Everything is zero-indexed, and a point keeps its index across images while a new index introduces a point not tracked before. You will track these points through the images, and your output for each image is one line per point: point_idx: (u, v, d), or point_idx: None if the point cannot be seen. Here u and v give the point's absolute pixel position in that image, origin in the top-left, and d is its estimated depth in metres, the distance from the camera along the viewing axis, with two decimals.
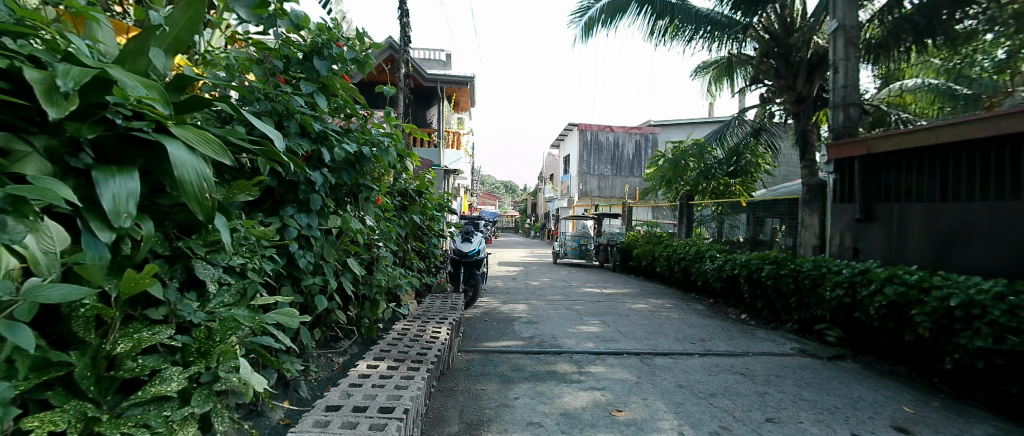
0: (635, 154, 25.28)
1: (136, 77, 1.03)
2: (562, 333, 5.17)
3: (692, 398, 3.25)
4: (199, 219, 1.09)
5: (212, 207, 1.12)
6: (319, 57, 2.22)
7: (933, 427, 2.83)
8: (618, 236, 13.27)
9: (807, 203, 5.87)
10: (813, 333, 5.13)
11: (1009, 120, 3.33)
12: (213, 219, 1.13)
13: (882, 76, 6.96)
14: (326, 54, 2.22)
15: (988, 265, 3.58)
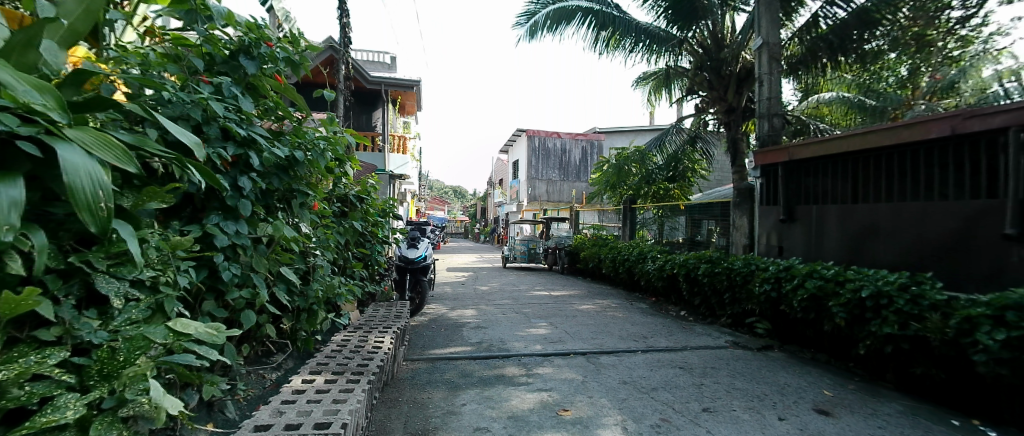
0: (581, 160, 26.02)
1: (24, 75, 0.92)
2: (511, 336, 5.15)
3: (635, 393, 3.35)
4: (91, 231, 0.92)
5: (107, 217, 0.96)
6: (247, 56, 2.01)
7: (848, 408, 3.11)
8: (566, 239, 13.54)
9: (738, 206, 6.31)
10: (744, 326, 5.51)
11: (909, 129, 3.77)
12: (108, 232, 0.97)
13: (801, 90, 7.66)
14: (254, 54, 2.02)
15: (893, 259, 4.02)
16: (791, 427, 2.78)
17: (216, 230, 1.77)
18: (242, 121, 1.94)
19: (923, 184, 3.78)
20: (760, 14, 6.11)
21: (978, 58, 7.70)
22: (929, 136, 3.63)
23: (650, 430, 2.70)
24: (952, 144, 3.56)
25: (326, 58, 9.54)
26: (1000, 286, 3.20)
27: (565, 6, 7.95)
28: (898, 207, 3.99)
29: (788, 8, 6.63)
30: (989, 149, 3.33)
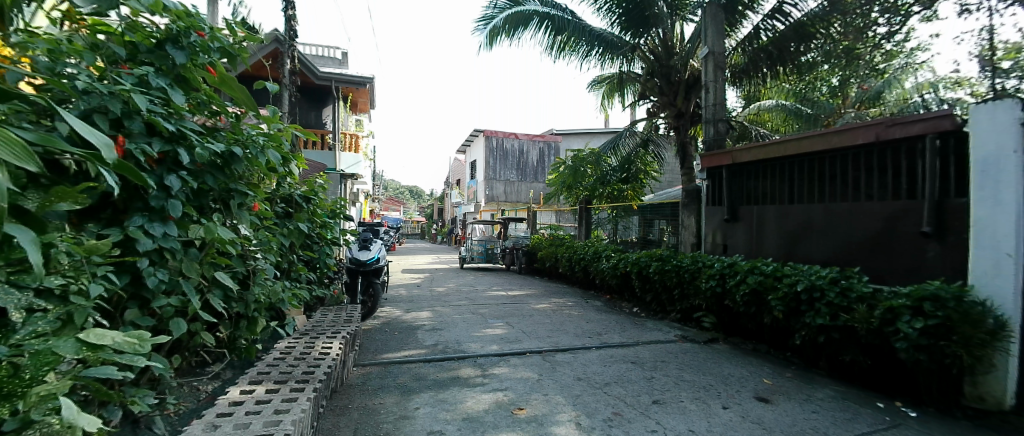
0: (539, 160, 26.29)
1: None
2: (468, 338, 5.10)
3: (589, 389, 3.42)
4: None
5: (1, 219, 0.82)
6: (175, 45, 1.83)
7: (785, 395, 3.34)
8: (524, 239, 13.65)
9: (686, 206, 6.62)
10: (691, 320, 5.79)
11: (839, 135, 4.12)
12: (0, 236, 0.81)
13: (744, 97, 8.14)
14: (183, 44, 1.84)
15: (826, 256, 4.36)
16: (734, 414, 2.95)
17: (140, 233, 1.60)
18: (169, 116, 1.77)
19: (851, 186, 4.14)
20: (706, 23, 6.44)
21: (897, 72, 8.50)
22: (856, 142, 3.97)
23: (603, 424, 2.75)
24: (876, 150, 3.91)
25: (271, 51, 9.03)
26: (916, 279, 3.54)
27: (522, 10, 8.04)
28: (829, 208, 4.35)
29: (731, 20, 7.05)
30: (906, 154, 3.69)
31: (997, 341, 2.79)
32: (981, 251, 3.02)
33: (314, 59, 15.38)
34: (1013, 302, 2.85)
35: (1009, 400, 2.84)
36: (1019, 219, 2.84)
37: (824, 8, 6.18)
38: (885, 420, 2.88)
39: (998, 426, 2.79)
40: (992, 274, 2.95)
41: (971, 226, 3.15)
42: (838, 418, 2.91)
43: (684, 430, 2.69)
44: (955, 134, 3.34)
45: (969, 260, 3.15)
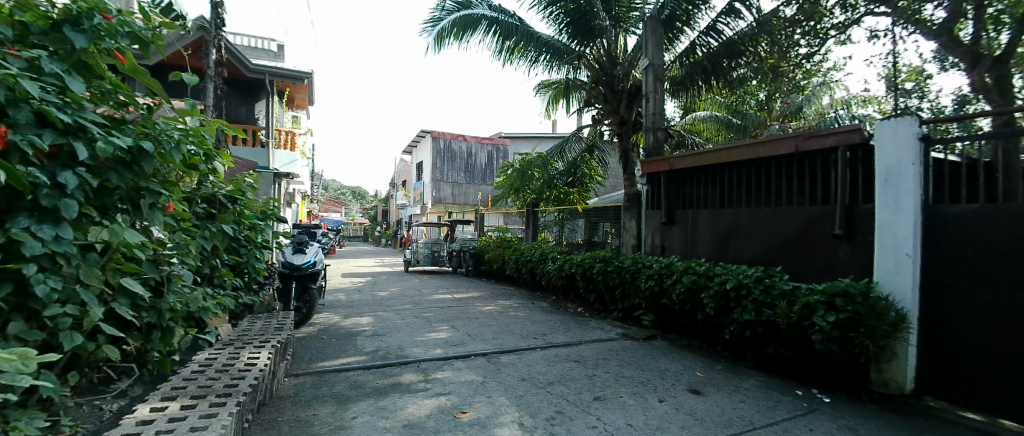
0: (487, 163, 26.24)
1: None
2: (412, 342, 4.95)
3: (532, 389, 3.44)
4: None
5: None
6: (73, 28, 1.60)
7: (715, 386, 3.58)
8: (471, 241, 13.56)
9: (628, 210, 6.94)
10: (632, 319, 6.06)
11: (764, 146, 4.51)
12: None
13: (682, 107, 8.65)
14: (84, 26, 1.62)
15: (753, 256, 4.74)
16: (669, 407, 3.11)
17: (24, 236, 1.36)
18: (65, 105, 1.54)
19: (774, 193, 4.54)
20: (647, 37, 6.79)
21: (815, 89, 9.45)
22: (777, 153, 4.37)
23: (545, 423, 2.78)
24: (795, 160, 4.33)
25: (193, 40, 8.28)
26: (830, 277, 3.94)
27: (470, 14, 8.06)
28: (755, 213, 4.74)
29: (669, 35, 7.47)
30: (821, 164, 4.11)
31: (896, 331, 3.18)
32: (884, 251, 3.42)
33: (244, 49, 14.25)
34: (909, 297, 3.26)
35: (909, 384, 3.26)
36: (913, 224, 3.24)
37: (753, 28, 6.75)
38: (801, 407, 3.18)
39: (898, 407, 3.20)
40: (892, 271, 3.36)
41: (874, 230, 3.56)
42: (761, 406, 3.17)
43: (622, 424, 2.79)
44: (861, 147, 3.78)
45: (874, 260, 3.56)
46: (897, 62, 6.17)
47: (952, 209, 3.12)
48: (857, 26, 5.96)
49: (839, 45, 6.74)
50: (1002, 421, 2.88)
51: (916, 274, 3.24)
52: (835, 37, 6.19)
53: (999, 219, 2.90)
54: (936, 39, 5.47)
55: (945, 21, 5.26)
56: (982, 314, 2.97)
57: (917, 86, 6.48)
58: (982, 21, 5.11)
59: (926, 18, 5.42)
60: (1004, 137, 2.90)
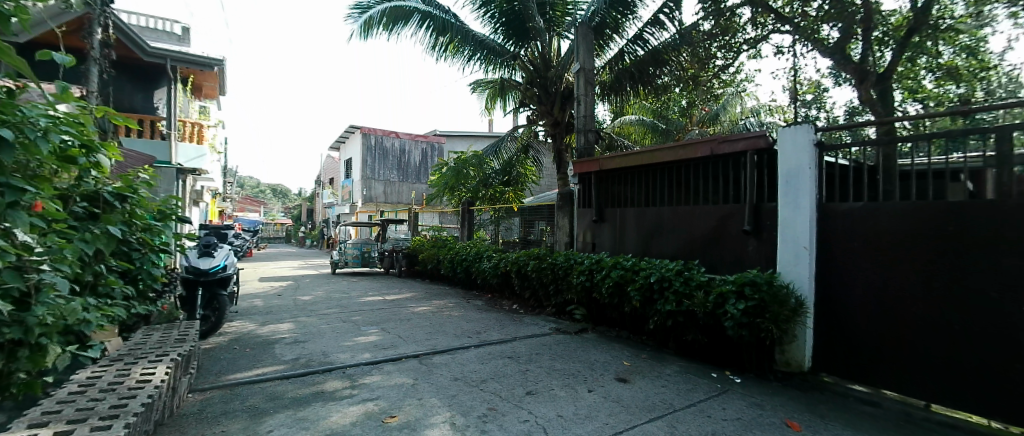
0: (421, 161, 25.46)
1: None
2: (338, 348, 4.68)
3: (465, 388, 3.42)
4: None
5: None
6: None
7: (640, 374, 3.82)
8: (404, 241, 13.15)
9: (561, 208, 7.19)
10: (565, 314, 6.26)
11: (684, 149, 4.87)
12: None
13: (613, 111, 9.08)
14: None
15: (675, 251, 5.12)
16: (597, 396, 3.26)
17: None
18: None
19: (693, 193, 4.94)
20: (578, 42, 7.06)
21: (729, 98, 10.39)
22: (696, 155, 4.74)
23: (477, 420, 2.77)
24: (711, 162, 4.72)
25: (73, 18, 7.12)
26: (741, 268, 4.38)
27: (402, 6, 7.82)
28: (676, 210, 5.11)
29: (599, 41, 7.83)
30: (734, 166, 4.52)
31: (796, 316, 3.62)
32: (785, 245, 3.88)
33: (140, 29, 12.53)
34: (806, 284, 3.72)
35: (807, 363, 3.74)
36: (809, 220, 3.70)
37: (676, 40, 7.27)
38: (716, 388, 3.50)
39: (797, 383, 3.66)
40: (793, 262, 3.82)
41: (778, 226, 4.01)
42: (680, 389, 3.44)
43: (553, 415, 2.86)
44: (767, 151, 4.22)
45: (777, 252, 4.02)
46: (797, 76, 6.99)
47: (839, 206, 3.60)
48: (766, 42, 6.65)
49: (751, 59, 7.45)
50: (876, 389, 3.39)
51: (812, 264, 3.71)
52: (747, 51, 6.84)
53: (875, 215, 3.38)
54: (832, 57, 6.21)
55: (838, 40, 5.99)
56: (861, 297, 3.46)
57: (815, 98, 7.37)
58: (868, 42, 5.98)
59: (823, 37, 6.14)
60: (883, 144, 3.37)
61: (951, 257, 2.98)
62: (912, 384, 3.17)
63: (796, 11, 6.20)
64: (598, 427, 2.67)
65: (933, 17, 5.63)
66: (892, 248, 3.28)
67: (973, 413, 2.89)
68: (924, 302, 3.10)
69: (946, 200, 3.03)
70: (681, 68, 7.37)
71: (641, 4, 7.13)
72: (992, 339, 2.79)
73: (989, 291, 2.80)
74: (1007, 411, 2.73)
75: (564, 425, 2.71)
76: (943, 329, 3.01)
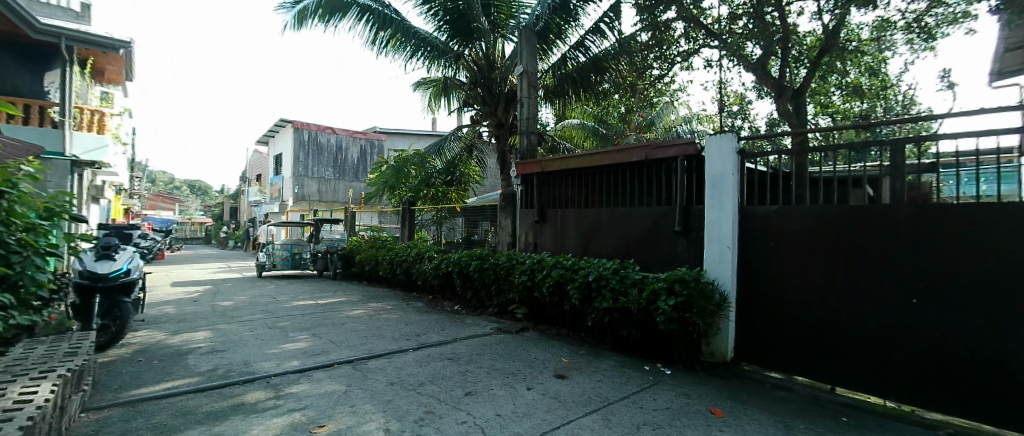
0: (359, 159, 24.24)
1: None
2: (262, 356, 4.33)
3: (401, 392, 3.31)
4: None
5: None
6: None
7: (578, 370, 3.95)
8: (339, 242, 12.48)
9: (503, 209, 7.26)
10: (506, 313, 6.30)
11: (621, 153, 5.10)
12: None
13: (556, 114, 9.29)
14: None
15: (612, 251, 5.35)
16: (536, 393, 3.31)
17: None
18: None
19: (629, 195, 5.20)
20: (521, 45, 7.11)
21: (662, 106, 11.05)
22: (632, 160, 4.99)
23: (413, 425, 2.69)
24: (645, 166, 5.00)
25: None
26: (672, 267, 4.68)
27: None
28: (613, 212, 5.35)
29: (543, 46, 7.97)
30: (666, 171, 4.81)
31: (720, 310, 3.96)
32: (711, 244, 4.20)
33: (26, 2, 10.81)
34: (729, 281, 4.05)
35: (729, 353, 4.09)
36: (732, 222, 4.04)
37: (615, 49, 7.60)
38: (647, 380, 3.71)
39: (721, 372, 3.98)
40: (717, 261, 4.14)
41: (704, 227, 4.35)
42: (614, 383, 3.60)
43: (491, 415, 2.87)
44: (695, 157, 4.54)
45: (704, 251, 4.35)
46: (725, 89, 7.59)
47: (758, 209, 3.98)
48: (697, 55, 7.16)
49: (683, 70, 7.97)
50: (789, 375, 3.78)
51: (734, 263, 4.05)
52: (680, 62, 7.35)
53: (790, 218, 3.76)
54: (755, 71, 6.80)
55: (760, 57, 6.57)
56: (779, 292, 3.83)
57: (740, 109, 8.06)
58: (786, 60, 6.63)
59: (748, 54, 6.70)
60: (796, 154, 3.78)
61: (854, 255, 3.36)
62: (820, 370, 3.56)
63: (724, 28, 6.73)
64: (536, 424, 2.71)
65: (842, 40, 6.34)
66: (802, 247, 3.68)
67: (871, 394, 3.29)
68: (829, 296, 3.50)
69: (848, 205, 3.43)
70: (620, 76, 7.72)
71: (583, 12, 7.37)
72: (887, 328, 3.18)
73: (882, 286, 3.21)
74: (898, 391, 3.13)
75: (503, 424, 2.72)
76: (845, 320, 3.40)
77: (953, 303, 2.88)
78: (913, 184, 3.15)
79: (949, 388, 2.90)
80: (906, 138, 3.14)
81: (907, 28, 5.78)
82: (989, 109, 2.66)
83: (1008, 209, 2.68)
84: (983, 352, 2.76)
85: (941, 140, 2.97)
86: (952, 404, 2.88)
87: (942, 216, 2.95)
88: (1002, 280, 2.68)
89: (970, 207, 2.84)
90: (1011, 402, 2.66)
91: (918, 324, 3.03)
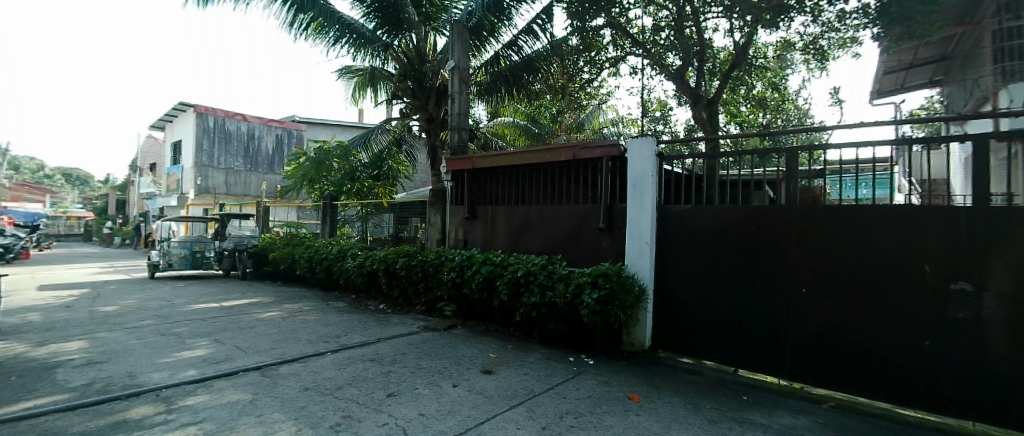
0: (275, 149, 22.03)
1: None
2: (151, 367, 3.79)
3: (316, 398, 3.11)
4: None
5: None
6: None
7: (505, 364, 4.00)
8: (249, 239, 11.31)
9: (433, 205, 7.14)
10: (434, 311, 6.20)
11: (551, 152, 5.24)
12: None
13: (490, 111, 9.32)
14: None
15: (541, 247, 5.49)
16: (462, 391, 3.30)
17: None
18: None
19: (557, 194, 5.36)
20: (453, 40, 7.02)
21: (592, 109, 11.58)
22: (561, 159, 5.14)
23: (329, 431, 2.53)
24: (573, 166, 5.19)
25: None
26: (596, 262, 4.93)
27: None
28: (542, 210, 5.49)
29: (477, 42, 7.93)
30: (593, 171, 5.03)
31: (639, 302, 4.25)
32: (632, 241, 4.50)
33: None
34: (647, 275, 4.38)
35: (647, 342, 4.42)
36: (650, 220, 4.36)
37: (547, 50, 7.79)
38: (571, 371, 3.88)
39: (639, 360, 4.29)
40: (637, 256, 4.45)
41: (626, 224, 4.63)
42: (539, 375, 3.71)
43: (415, 415, 2.80)
44: (619, 158, 4.79)
45: (625, 247, 4.63)
46: (648, 95, 8.15)
47: (675, 208, 4.34)
48: (623, 62, 7.59)
49: (611, 76, 8.39)
50: (699, 360, 4.17)
51: (652, 258, 4.38)
52: (609, 68, 7.67)
53: (701, 216, 4.15)
54: (675, 79, 7.39)
55: (679, 67, 7.18)
56: (692, 284, 4.20)
57: (662, 115, 8.71)
58: (701, 73, 7.28)
59: (668, 63, 7.26)
60: (708, 159, 4.17)
61: (756, 250, 3.79)
62: (727, 355, 3.98)
63: (647, 38, 7.23)
64: (461, 421, 2.70)
65: (752, 57, 7.18)
66: (711, 244, 4.07)
67: (769, 374, 3.74)
68: (736, 288, 3.91)
69: (751, 206, 3.85)
70: (552, 77, 7.96)
71: (516, 12, 7.46)
72: (782, 316, 3.64)
73: (778, 278, 3.67)
74: (791, 371, 3.61)
75: (426, 423, 2.67)
76: (749, 310, 3.83)
77: (836, 293, 3.37)
78: (807, 187, 3.61)
79: (830, 366, 3.41)
80: (799, 147, 3.59)
81: (805, 49, 6.63)
82: (873, 123, 3.12)
83: (878, 212, 3.20)
84: (858, 334, 3.27)
85: (829, 150, 3.46)
86: (834, 378, 3.39)
87: (828, 217, 3.44)
88: (874, 271, 3.21)
89: (849, 209, 3.35)
90: (879, 375, 3.19)
91: (808, 311, 3.51)
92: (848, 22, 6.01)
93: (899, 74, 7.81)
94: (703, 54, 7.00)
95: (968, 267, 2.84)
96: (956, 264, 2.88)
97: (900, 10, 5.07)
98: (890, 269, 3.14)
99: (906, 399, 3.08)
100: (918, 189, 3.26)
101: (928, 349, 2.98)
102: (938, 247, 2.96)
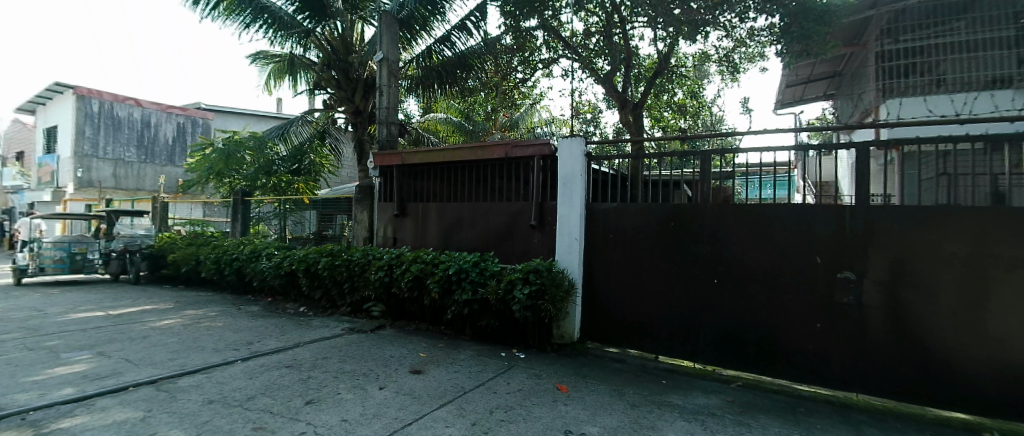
0: (175, 137, 19.30)
1: None
2: (11, 387, 3.17)
3: (222, 411, 2.81)
4: None
5: None
6: None
7: (435, 363, 3.94)
8: (143, 239, 9.89)
9: (359, 201, 6.79)
10: (361, 312, 5.91)
11: (483, 150, 5.22)
12: None
13: (424, 107, 9.09)
14: None
15: (473, 244, 5.47)
16: (389, 392, 3.18)
17: None
18: None
19: (490, 191, 5.38)
20: (381, 31, 6.76)
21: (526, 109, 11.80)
22: (493, 157, 5.16)
23: None
24: (505, 164, 5.24)
25: None
26: (528, 259, 5.02)
27: None
28: (475, 207, 5.47)
29: (407, 34, 7.63)
30: (524, 169, 5.11)
31: (569, 295, 4.41)
32: (562, 238, 4.65)
33: None
34: (576, 270, 4.56)
35: (576, 334, 4.60)
36: (580, 217, 4.54)
37: (482, 46, 7.67)
38: (502, 366, 3.92)
39: (568, 351, 4.45)
40: (567, 252, 4.61)
41: (557, 221, 4.77)
42: (470, 372, 3.70)
43: (337, 421, 2.64)
44: (550, 157, 4.92)
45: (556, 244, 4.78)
46: (579, 98, 8.50)
47: (601, 206, 4.56)
48: (556, 64, 7.81)
49: (545, 77, 8.62)
50: (623, 349, 4.43)
51: (581, 254, 4.56)
52: (542, 69, 7.83)
53: (627, 213, 4.40)
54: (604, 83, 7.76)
55: (608, 72, 7.57)
56: (618, 278, 4.45)
57: (592, 118, 9.11)
58: (628, 78, 7.72)
59: (598, 68, 7.64)
60: (633, 160, 4.44)
61: (679, 246, 4.10)
62: (650, 343, 4.27)
63: (579, 42, 7.54)
64: (387, 423, 2.60)
65: (673, 66, 7.79)
66: (637, 239, 4.34)
67: (686, 359, 4.08)
68: (659, 280, 4.21)
69: (671, 204, 4.17)
70: (485, 75, 7.95)
71: (448, 7, 7.30)
72: (700, 305, 3.98)
73: (695, 270, 4.01)
74: (706, 355, 3.97)
75: (349, 428, 2.53)
76: (671, 300, 4.14)
77: (745, 282, 3.78)
78: (719, 188, 3.98)
79: (739, 348, 3.81)
80: (712, 151, 3.95)
81: (719, 61, 7.32)
82: (775, 130, 3.52)
83: (777, 211, 3.65)
84: (764, 318, 3.70)
85: (738, 154, 3.84)
86: (742, 359, 3.80)
87: (739, 215, 3.82)
88: (779, 264, 3.64)
89: (754, 208, 3.76)
90: (779, 354, 3.64)
91: (722, 300, 3.88)
92: (757, 39, 6.75)
93: (800, 87, 9.10)
94: (629, 61, 7.46)
95: (849, 258, 3.35)
96: (842, 255, 3.38)
97: (800, 30, 5.89)
98: (789, 261, 3.60)
99: (800, 374, 3.56)
100: (811, 191, 3.74)
101: (818, 330, 3.48)
102: (827, 241, 3.44)
